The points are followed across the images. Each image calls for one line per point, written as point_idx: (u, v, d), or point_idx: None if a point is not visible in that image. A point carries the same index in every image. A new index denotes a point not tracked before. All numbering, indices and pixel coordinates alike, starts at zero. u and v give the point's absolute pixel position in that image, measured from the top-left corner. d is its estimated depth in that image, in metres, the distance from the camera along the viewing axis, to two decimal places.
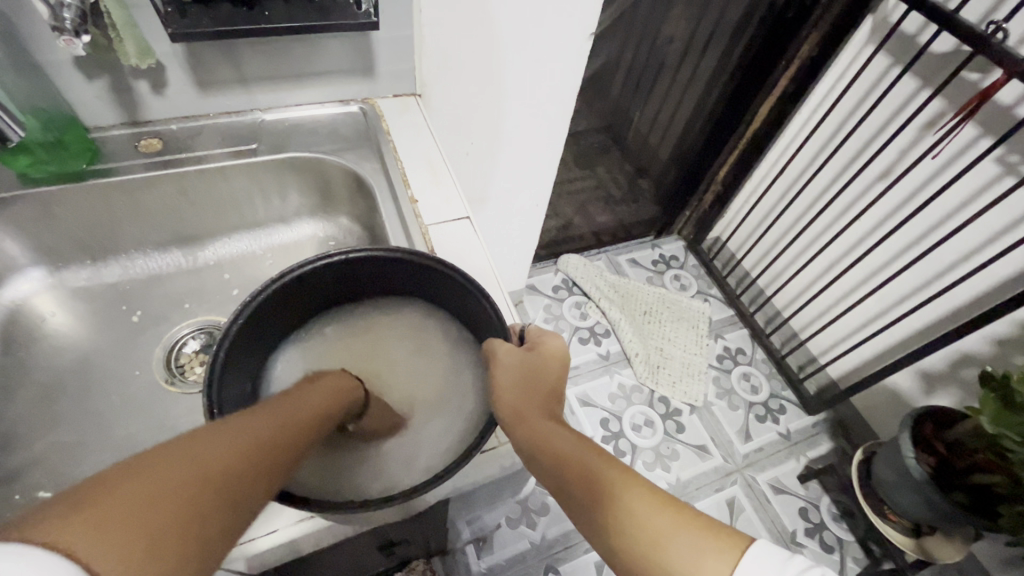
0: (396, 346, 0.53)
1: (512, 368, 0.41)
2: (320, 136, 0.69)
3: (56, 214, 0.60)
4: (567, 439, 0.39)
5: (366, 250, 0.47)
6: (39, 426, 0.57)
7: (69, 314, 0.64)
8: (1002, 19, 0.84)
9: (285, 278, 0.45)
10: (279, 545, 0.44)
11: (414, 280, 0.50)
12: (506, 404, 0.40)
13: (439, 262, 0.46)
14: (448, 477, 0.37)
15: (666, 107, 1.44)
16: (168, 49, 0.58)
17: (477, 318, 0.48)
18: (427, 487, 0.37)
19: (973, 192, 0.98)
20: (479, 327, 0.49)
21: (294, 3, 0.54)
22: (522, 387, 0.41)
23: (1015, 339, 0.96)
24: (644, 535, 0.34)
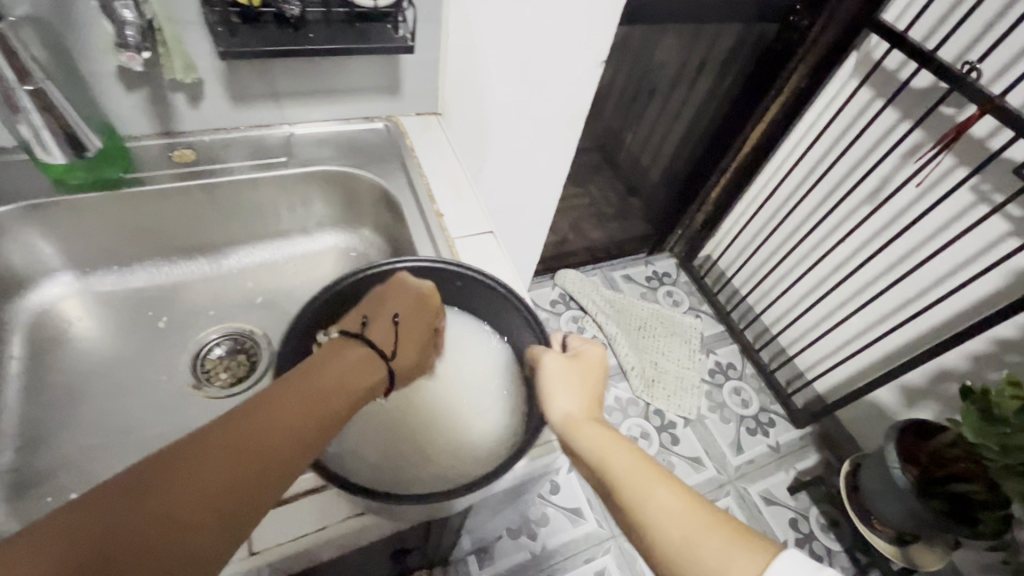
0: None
1: (557, 375, 0.45)
2: (346, 151, 0.71)
3: (89, 219, 0.61)
4: (599, 434, 0.42)
5: (422, 260, 0.52)
6: (67, 427, 0.57)
7: (94, 319, 0.65)
8: (976, 59, 0.92)
9: (344, 283, 0.51)
10: (331, 537, 0.44)
11: (457, 293, 0.56)
12: (550, 401, 0.45)
13: (480, 274, 0.53)
14: (497, 478, 0.42)
15: (656, 132, 1.48)
16: (208, 64, 0.60)
17: (519, 328, 0.53)
18: (480, 484, 0.41)
19: (949, 217, 1.05)
20: (515, 335, 0.55)
21: (335, 25, 0.57)
22: (566, 388, 0.45)
23: (989, 355, 1.03)
24: (673, 535, 0.36)
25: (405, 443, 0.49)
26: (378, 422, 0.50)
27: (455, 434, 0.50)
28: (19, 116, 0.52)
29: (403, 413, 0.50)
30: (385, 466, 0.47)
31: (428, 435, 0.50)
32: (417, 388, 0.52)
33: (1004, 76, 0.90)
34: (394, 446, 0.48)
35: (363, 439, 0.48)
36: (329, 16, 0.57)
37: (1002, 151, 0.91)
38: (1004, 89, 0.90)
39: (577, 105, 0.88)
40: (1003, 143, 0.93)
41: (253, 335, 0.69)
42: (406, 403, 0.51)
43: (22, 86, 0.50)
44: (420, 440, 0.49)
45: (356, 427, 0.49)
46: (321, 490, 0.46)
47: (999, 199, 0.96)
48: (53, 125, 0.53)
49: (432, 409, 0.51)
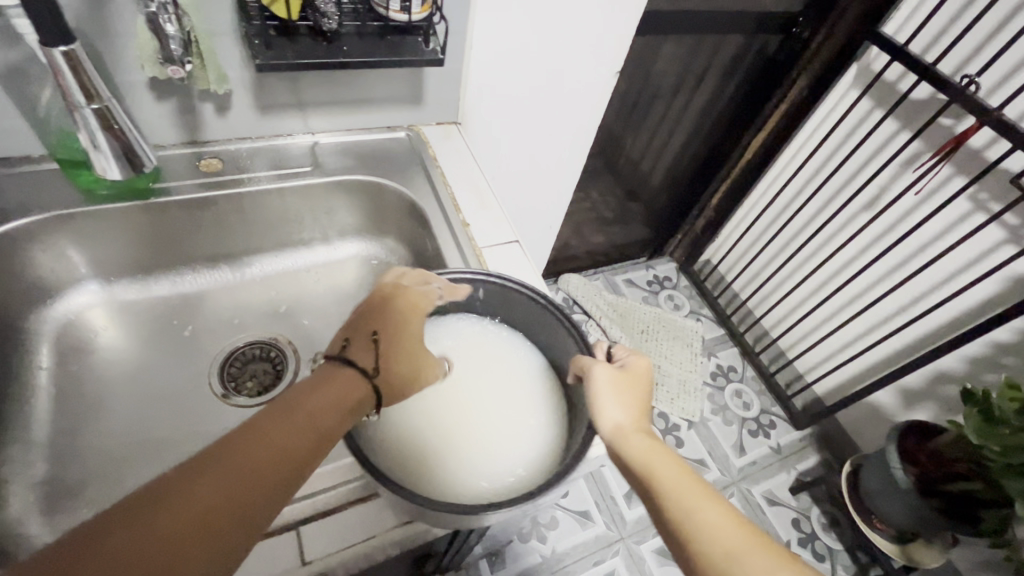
0: (477, 358, 0.55)
1: (607, 385, 0.47)
2: (370, 160, 0.72)
3: (116, 229, 0.62)
4: (648, 445, 0.43)
5: (480, 273, 0.53)
6: (98, 439, 0.57)
7: (120, 328, 0.65)
8: (975, 73, 0.95)
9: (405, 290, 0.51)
10: (384, 546, 0.45)
11: (505, 307, 0.57)
12: (599, 409, 0.46)
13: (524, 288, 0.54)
14: (551, 488, 0.42)
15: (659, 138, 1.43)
16: (238, 75, 0.60)
17: (561, 342, 0.54)
18: (537, 494, 0.41)
19: (948, 225, 1.08)
20: (553, 346, 0.56)
21: (367, 38, 0.58)
22: (615, 399, 0.46)
23: (986, 358, 1.06)
24: (719, 550, 0.36)
25: (457, 452, 0.48)
26: (432, 428, 0.49)
27: (504, 448, 0.50)
28: (82, 133, 0.50)
29: (456, 421, 0.50)
30: (438, 472, 0.47)
31: (480, 447, 0.49)
32: (469, 397, 0.52)
33: (1002, 89, 0.93)
34: (446, 453, 0.48)
35: (418, 444, 0.48)
36: (361, 29, 0.58)
37: (999, 161, 0.94)
38: (1001, 102, 0.94)
39: (590, 113, 0.91)
40: (1000, 154, 0.96)
41: (281, 344, 0.69)
42: (458, 411, 0.51)
43: (88, 104, 0.48)
44: (471, 451, 0.49)
45: (411, 431, 0.49)
46: (371, 498, 0.47)
47: (995, 207, 1.00)
48: (115, 146, 0.52)
49: (484, 419, 0.51)
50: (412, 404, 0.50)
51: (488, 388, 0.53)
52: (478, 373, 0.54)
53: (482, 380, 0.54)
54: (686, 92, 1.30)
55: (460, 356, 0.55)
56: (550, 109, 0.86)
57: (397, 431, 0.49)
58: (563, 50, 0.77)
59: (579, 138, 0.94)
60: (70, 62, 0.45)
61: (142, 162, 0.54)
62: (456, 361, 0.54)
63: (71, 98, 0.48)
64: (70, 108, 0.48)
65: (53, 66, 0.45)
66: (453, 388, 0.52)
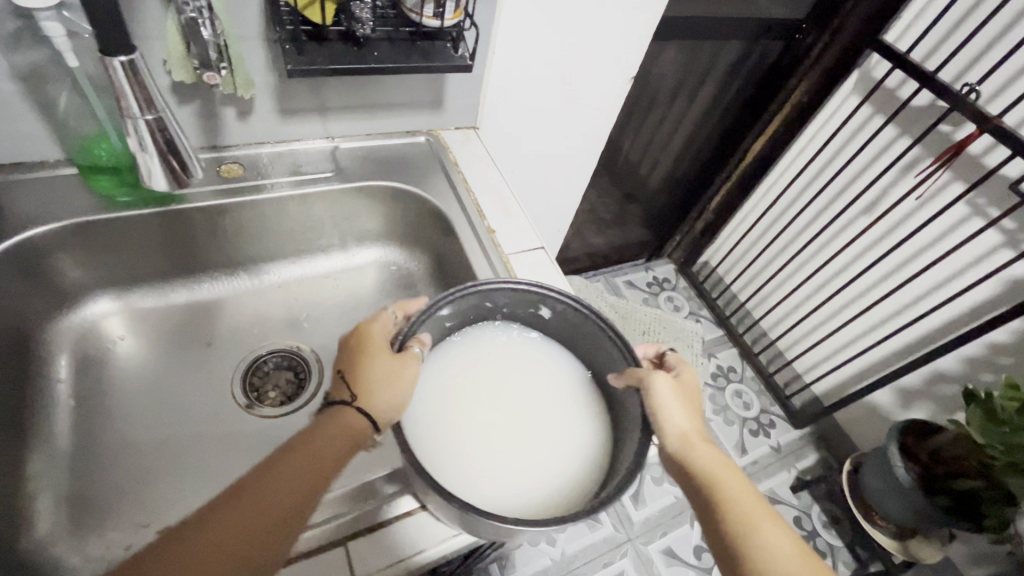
0: (516, 369, 0.55)
1: (675, 396, 0.46)
2: (391, 166, 0.71)
3: (133, 239, 0.60)
4: (712, 458, 0.45)
5: (524, 282, 0.52)
6: (121, 453, 0.56)
7: (137, 338, 0.64)
8: (975, 82, 0.98)
9: (450, 298, 0.50)
10: (433, 561, 0.44)
11: (546, 318, 0.56)
12: (663, 415, 0.46)
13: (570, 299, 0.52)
14: (608, 503, 0.41)
15: (657, 142, 1.44)
16: (262, 80, 0.59)
17: (603, 352, 0.53)
18: (598, 507, 0.40)
19: (946, 229, 1.11)
20: (593, 356, 0.55)
21: (397, 44, 0.57)
22: (678, 406, 0.46)
23: (983, 358, 1.09)
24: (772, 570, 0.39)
25: (505, 465, 0.48)
26: (479, 439, 0.49)
27: (548, 460, 0.50)
28: (131, 142, 0.47)
29: (501, 433, 0.50)
30: (488, 485, 0.47)
31: (526, 459, 0.49)
32: (511, 409, 0.52)
33: (1001, 97, 0.96)
34: (494, 466, 0.48)
35: (466, 455, 0.48)
36: (391, 35, 0.57)
37: (999, 168, 0.97)
38: (1000, 110, 0.96)
39: (605, 117, 0.91)
40: (998, 160, 0.99)
41: (303, 353, 0.68)
42: (502, 423, 0.51)
43: (143, 115, 0.45)
44: (518, 464, 0.48)
45: (459, 443, 0.48)
46: (416, 513, 0.46)
47: (993, 213, 1.02)
48: (164, 159, 0.49)
49: (528, 430, 0.51)
50: (457, 416, 0.50)
51: (530, 399, 0.53)
52: (518, 385, 0.54)
53: (523, 392, 0.54)
54: (686, 99, 1.32)
55: (499, 368, 0.55)
56: (566, 112, 0.86)
57: (444, 443, 0.48)
58: (583, 54, 0.77)
59: (592, 140, 0.94)
60: (128, 74, 0.42)
61: (187, 176, 0.51)
62: (498, 373, 0.54)
63: (125, 107, 0.44)
64: (121, 116, 0.45)
65: (110, 74, 0.42)
66: (494, 400, 0.52)
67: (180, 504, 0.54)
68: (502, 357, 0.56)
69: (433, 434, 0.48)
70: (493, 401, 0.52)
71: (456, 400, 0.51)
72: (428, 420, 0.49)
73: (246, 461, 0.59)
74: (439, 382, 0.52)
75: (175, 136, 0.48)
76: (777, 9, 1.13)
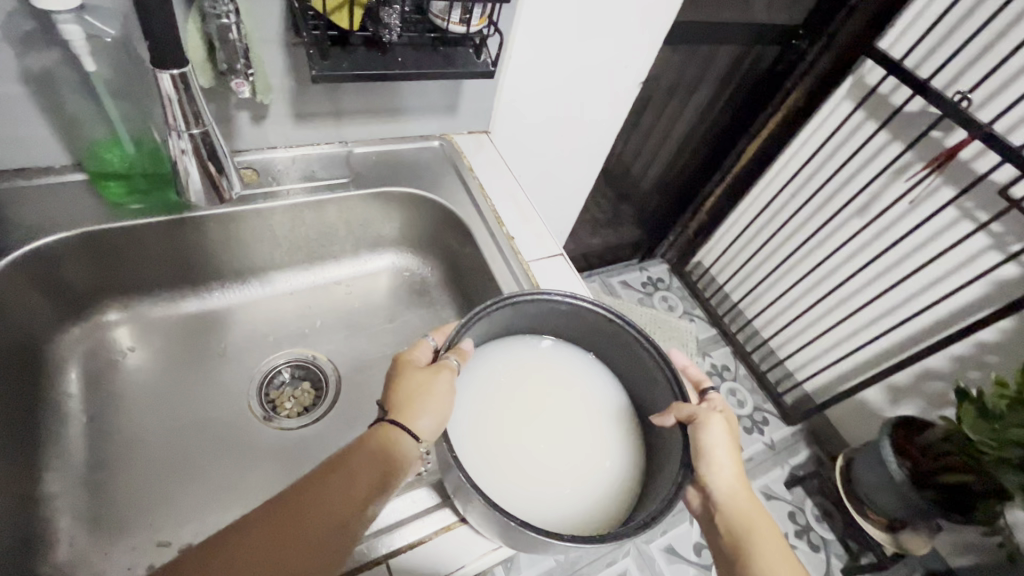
0: (550, 380, 0.56)
1: (725, 442, 0.48)
2: (405, 170, 0.70)
3: (142, 249, 0.58)
4: (745, 508, 0.47)
5: (558, 294, 0.53)
6: (136, 469, 0.55)
7: (148, 348, 0.62)
8: (966, 90, 1.01)
9: (488, 310, 0.50)
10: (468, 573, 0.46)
11: (578, 328, 0.57)
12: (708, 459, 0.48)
13: (604, 310, 0.53)
14: (655, 519, 0.41)
15: (654, 137, 1.42)
16: (280, 83, 0.58)
17: (638, 362, 0.54)
18: (646, 527, 0.41)
19: (937, 231, 1.14)
20: (623, 364, 0.56)
21: (420, 49, 0.56)
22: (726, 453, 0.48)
23: (970, 357, 1.13)
24: None
25: (546, 478, 0.49)
26: (519, 454, 0.50)
27: (585, 471, 0.51)
28: (174, 150, 0.51)
29: (540, 446, 0.51)
30: (533, 500, 0.47)
31: (565, 471, 0.50)
32: (548, 421, 0.53)
33: (991, 105, 0.99)
34: (537, 479, 0.49)
35: (509, 470, 0.48)
36: (415, 41, 0.56)
37: (989, 174, 1.00)
38: (990, 117, 1.00)
39: (612, 122, 0.91)
40: (988, 166, 1.02)
41: (319, 362, 0.67)
42: (541, 435, 0.51)
43: (190, 129, 0.49)
44: (558, 475, 0.50)
45: (501, 458, 0.49)
46: (455, 528, 0.47)
47: (982, 217, 1.06)
48: (203, 165, 0.53)
49: (564, 442, 0.52)
50: (497, 430, 0.50)
51: (564, 410, 0.54)
52: (551, 396, 0.55)
53: (557, 402, 0.55)
54: (683, 92, 1.29)
55: (532, 379, 0.55)
56: (576, 117, 0.86)
57: (486, 457, 0.48)
58: (597, 60, 0.77)
59: (599, 144, 0.94)
60: (176, 85, 0.45)
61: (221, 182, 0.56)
62: (534, 383, 0.55)
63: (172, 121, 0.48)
64: (167, 127, 0.49)
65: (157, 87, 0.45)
66: (530, 412, 0.53)
67: (200, 520, 0.53)
68: (536, 366, 0.56)
69: (476, 448, 0.49)
70: (529, 413, 0.53)
71: (494, 414, 0.51)
72: (470, 432, 0.49)
73: (264, 475, 0.57)
74: (476, 395, 0.52)
75: (215, 146, 0.53)
76: (775, 15, 1.15)
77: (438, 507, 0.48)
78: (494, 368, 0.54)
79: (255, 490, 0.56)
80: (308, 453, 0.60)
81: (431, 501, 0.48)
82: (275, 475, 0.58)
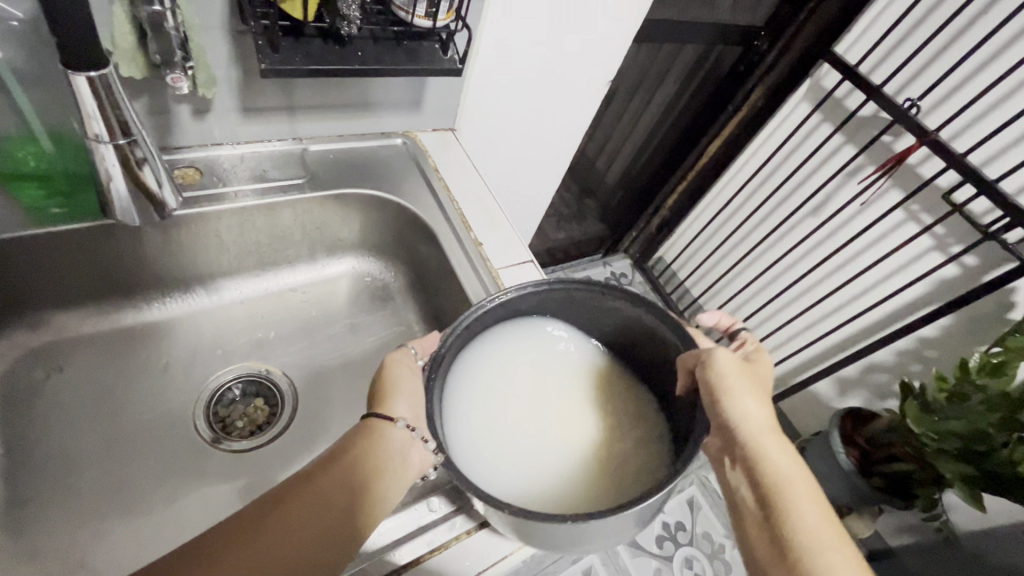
0: (547, 365, 0.53)
1: (740, 377, 0.47)
2: (366, 170, 0.66)
3: (72, 265, 0.53)
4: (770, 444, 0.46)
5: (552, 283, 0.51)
6: (59, 504, 0.49)
7: (77, 367, 0.57)
8: (916, 97, 1.05)
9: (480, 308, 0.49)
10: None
11: (579, 314, 0.55)
12: (727, 394, 0.46)
13: (604, 295, 0.52)
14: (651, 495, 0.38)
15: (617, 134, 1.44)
16: (224, 74, 0.52)
17: (644, 351, 0.54)
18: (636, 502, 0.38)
19: (885, 232, 1.18)
20: (631, 349, 0.55)
21: (383, 43, 0.53)
22: (744, 389, 0.47)
23: (912, 351, 1.20)
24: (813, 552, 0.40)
25: (548, 468, 0.46)
26: (517, 444, 0.47)
27: (597, 456, 0.48)
28: (101, 170, 0.45)
29: (538, 436, 0.48)
30: (543, 486, 0.45)
31: (566, 460, 0.47)
32: (545, 409, 0.50)
33: (937, 112, 1.04)
34: (538, 469, 0.46)
35: (510, 462, 0.46)
36: (376, 33, 0.53)
37: (935, 179, 1.05)
38: (937, 124, 1.04)
39: (580, 121, 0.89)
40: (933, 171, 1.07)
41: (273, 376, 0.63)
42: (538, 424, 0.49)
43: (112, 140, 0.43)
44: (568, 465, 0.47)
45: (501, 451, 0.46)
46: (425, 562, 0.44)
47: (926, 219, 1.11)
48: (130, 176, 0.46)
49: (572, 428, 0.49)
50: (495, 422, 0.48)
51: (562, 397, 0.51)
52: (555, 386, 0.52)
53: (565, 390, 0.52)
54: (643, 94, 1.32)
55: (535, 370, 0.53)
56: (546, 114, 0.83)
57: (485, 451, 0.46)
58: (566, 57, 0.75)
59: (567, 143, 0.92)
60: (96, 89, 0.39)
61: (161, 199, 0.50)
62: (539, 375, 0.52)
63: (92, 130, 0.42)
64: (88, 139, 0.43)
65: (75, 97, 0.40)
66: (526, 401, 0.50)
67: (136, 558, 0.48)
68: (542, 358, 0.53)
69: (473, 441, 0.46)
70: (537, 402, 0.50)
71: (490, 405, 0.49)
72: (474, 425, 0.47)
73: (211, 505, 0.53)
74: (470, 385, 0.49)
75: (148, 162, 0.46)
76: (738, 15, 1.16)
77: (408, 538, 0.45)
78: (499, 363, 0.52)
79: (199, 521, 0.51)
80: (261, 476, 0.56)
81: (400, 532, 0.45)
82: (224, 504, 0.53)
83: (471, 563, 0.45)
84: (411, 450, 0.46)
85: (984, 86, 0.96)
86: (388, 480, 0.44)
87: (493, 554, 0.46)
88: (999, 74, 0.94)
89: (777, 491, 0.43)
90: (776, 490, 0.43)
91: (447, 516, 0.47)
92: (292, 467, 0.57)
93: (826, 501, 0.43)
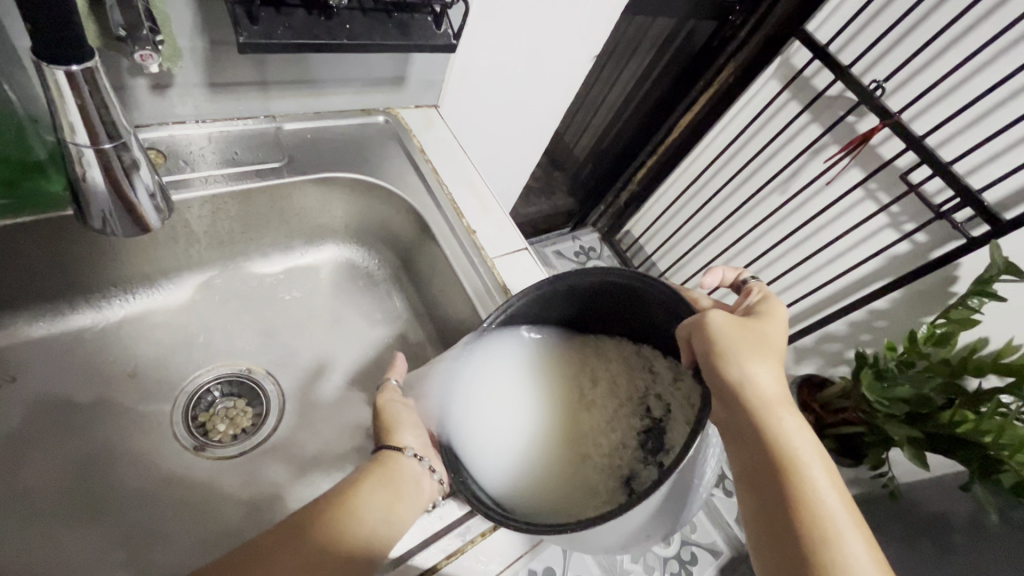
0: (535, 364, 0.54)
1: (746, 343, 0.45)
2: (346, 152, 0.61)
3: (17, 267, 0.48)
4: (784, 416, 0.43)
5: (550, 283, 0.49)
6: (12, 526, 0.44)
7: (30, 375, 0.51)
8: (881, 79, 1.08)
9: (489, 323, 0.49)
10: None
11: (582, 307, 0.53)
12: (733, 362, 0.44)
13: (608, 290, 0.50)
14: (674, 472, 0.36)
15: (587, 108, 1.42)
16: (187, 44, 0.46)
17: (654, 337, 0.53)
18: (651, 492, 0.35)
19: (845, 210, 1.23)
20: (639, 332, 0.53)
21: (371, 14, 0.48)
22: (755, 356, 0.45)
23: (863, 322, 1.28)
24: (818, 529, 0.38)
25: (531, 468, 0.48)
26: (507, 453, 0.49)
27: (595, 455, 0.49)
28: (78, 177, 0.39)
29: (522, 440, 0.50)
30: (547, 487, 0.47)
31: (549, 463, 0.49)
32: (529, 409, 0.52)
33: (900, 94, 1.07)
34: (521, 470, 0.48)
35: (495, 464, 0.48)
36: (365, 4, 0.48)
37: (894, 160, 1.09)
38: (899, 106, 1.08)
39: (563, 97, 0.86)
40: (892, 152, 1.11)
41: (255, 375, 0.59)
42: (525, 432, 0.50)
43: (98, 144, 0.38)
44: (569, 466, 0.49)
45: (493, 460, 0.48)
46: (441, 569, 0.43)
47: (883, 198, 1.16)
48: (112, 185, 0.40)
49: (570, 429, 0.51)
50: (482, 426, 0.50)
51: (544, 399, 0.53)
52: (552, 389, 0.53)
53: (564, 392, 0.53)
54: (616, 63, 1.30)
55: (534, 374, 0.53)
56: (531, 89, 0.79)
57: (475, 453, 0.48)
58: (555, 29, 0.71)
59: (549, 119, 0.88)
60: (77, 87, 0.34)
61: (145, 214, 0.43)
62: (540, 380, 0.54)
63: (72, 138, 0.37)
64: (66, 143, 0.37)
65: (54, 97, 0.34)
66: (512, 401, 0.52)
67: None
68: (544, 361, 0.54)
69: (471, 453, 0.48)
70: (541, 408, 0.52)
71: (479, 413, 0.50)
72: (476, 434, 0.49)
73: (192, 516, 0.49)
74: (465, 385, 0.51)
75: (137, 169, 0.41)
76: None
77: (421, 546, 0.44)
78: (505, 370, 0.52)
79: (180, 534, 0.48)
80: (245, 483, 0.52)
81: (412, 543, 0.44)
82: (207, 516, 0.49)
83: (486, 562, 0.45)
84: (423, 478, 0.46)
85: (945, 70, 1.00)
86: (406, 504, 0.43)
87: (507, 554, 0.45)
88: (960, 59, 0.97)
89: (789, 467, 0.41)
90: (787, 466, 0.41)
91: (463, 518, 0.46)
92: (279, 471, 0.54)
93: (838, 477, 0.41)
